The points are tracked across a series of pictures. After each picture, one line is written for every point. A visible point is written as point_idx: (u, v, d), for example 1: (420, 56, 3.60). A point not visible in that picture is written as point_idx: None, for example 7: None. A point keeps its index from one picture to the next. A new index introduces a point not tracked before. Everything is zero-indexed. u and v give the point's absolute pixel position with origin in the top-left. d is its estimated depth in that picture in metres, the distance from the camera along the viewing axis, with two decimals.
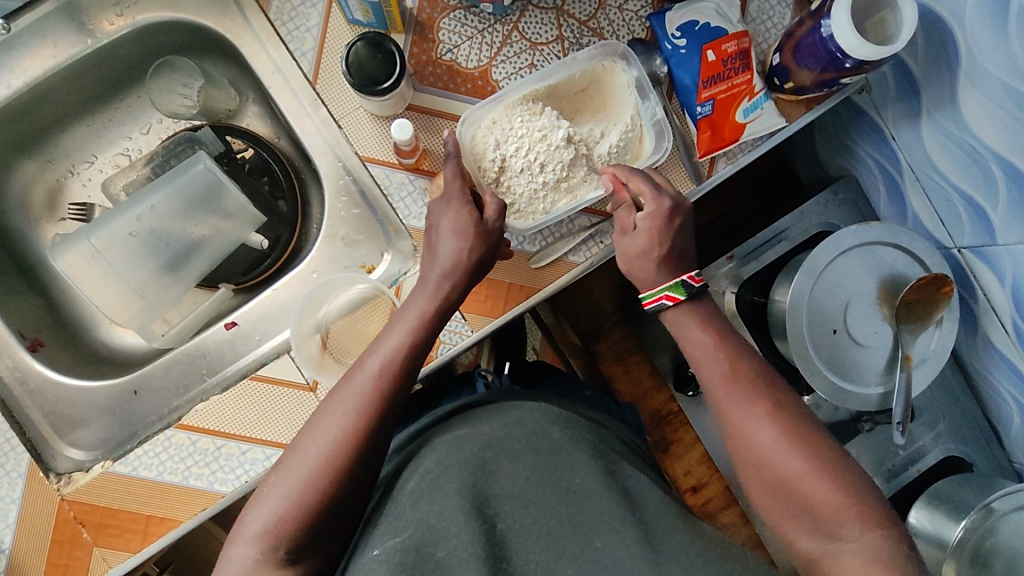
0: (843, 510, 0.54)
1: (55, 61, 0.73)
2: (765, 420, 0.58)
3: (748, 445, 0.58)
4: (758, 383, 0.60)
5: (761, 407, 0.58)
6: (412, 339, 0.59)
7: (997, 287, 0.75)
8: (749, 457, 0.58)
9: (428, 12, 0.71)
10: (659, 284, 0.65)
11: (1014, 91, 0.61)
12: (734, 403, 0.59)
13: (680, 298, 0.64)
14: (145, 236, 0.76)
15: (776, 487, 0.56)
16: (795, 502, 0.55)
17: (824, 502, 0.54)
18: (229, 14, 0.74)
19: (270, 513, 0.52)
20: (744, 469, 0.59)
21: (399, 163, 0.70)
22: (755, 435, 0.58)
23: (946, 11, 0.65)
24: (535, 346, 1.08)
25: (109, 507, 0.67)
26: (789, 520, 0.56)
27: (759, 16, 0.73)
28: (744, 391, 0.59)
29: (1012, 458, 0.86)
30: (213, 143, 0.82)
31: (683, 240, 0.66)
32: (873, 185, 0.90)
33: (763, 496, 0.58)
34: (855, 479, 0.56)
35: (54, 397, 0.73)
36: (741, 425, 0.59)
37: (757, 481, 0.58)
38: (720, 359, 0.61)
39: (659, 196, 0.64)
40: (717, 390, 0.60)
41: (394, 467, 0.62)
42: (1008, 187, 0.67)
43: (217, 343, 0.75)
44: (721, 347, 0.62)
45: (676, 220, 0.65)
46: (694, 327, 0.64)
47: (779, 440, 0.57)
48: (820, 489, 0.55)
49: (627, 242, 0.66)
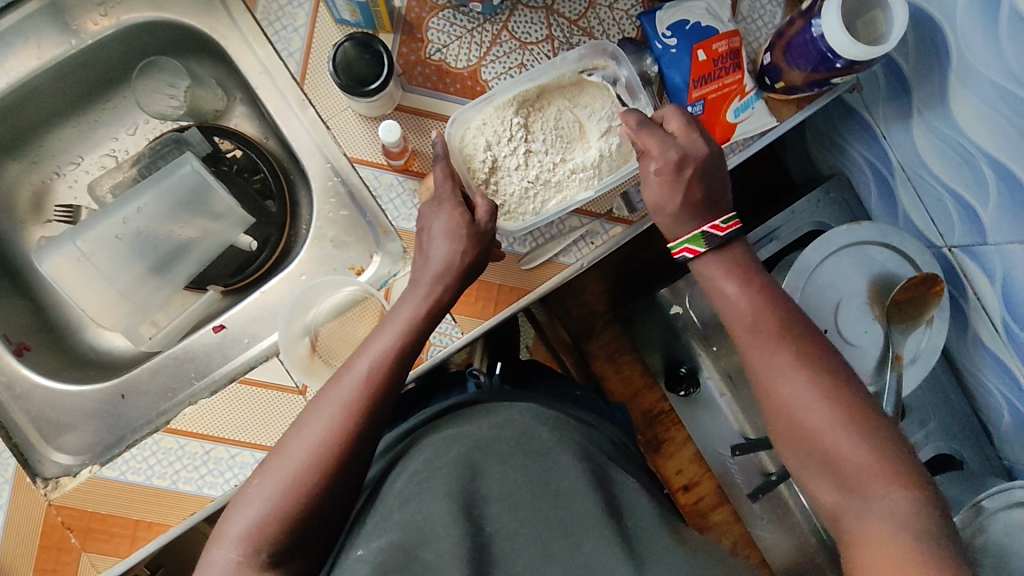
0: (872, 469, 0.54)
1: (39, 61, 0.72)
2: (801, 376, 0.57)
3: (780, 400, 0.58)
4: (795, 339, 0.59)
5: (798, 360, 0.58)
6: (401, 342, 0.59)
7: (987, 286, 0.75)
8: (781, 412, 0.58)
9: (416, 12, 0.70)
10: (679, 237, 0.64)
11: (1004, 91, 0.61)
12: (769, 356, 0.59)
13: (699, 249, 0.63)
14: (132, 239, 0.75)
15: (807, 442, 0.56)
16: (825, 458, 0.56)
17: (854, 459, 0.54)
18: (215, 14, 0.73)
19: (255, 515, 0.51)
20: (775, 423, 0.59)
21: (388, 165, 0.70)
22: (790, 388, 0.57)
23: (937, 11, 0.65)
24: (528, 344, 1.10)
25: (97, 512, 0.67)
26: (819, 477, 0.56)
27: (750, 15, 0.73)
28: (779, 347, 0.59)
29: (1001, 455, 0.87)
30: (200, 144, 0.82)
31: (703, 189, 0.63)
32: (865, 183, 0.90)
33: (793, 448, 0.58)
34: (888, 438, 0.55)
35: (41, 402, 0.73)
36: (776, 380, 0.58)
37: (789, 436, 0.58)
38: (754, 313, 0.60)
39: (668, 148, 0.62)
40: (753, 344, 0.60)
41: (380, 471, 0.60)
42: (998, 187, 0.67)
43: (206, 346, 0.75)
44: (758, 301, 0.61)
45: (687, 168, 0.62)
46: (730, 277, 0.62)
47: (815, 396, 0.56)
48: (850, 446, 0.55)
49: (646, 195, 0.64)
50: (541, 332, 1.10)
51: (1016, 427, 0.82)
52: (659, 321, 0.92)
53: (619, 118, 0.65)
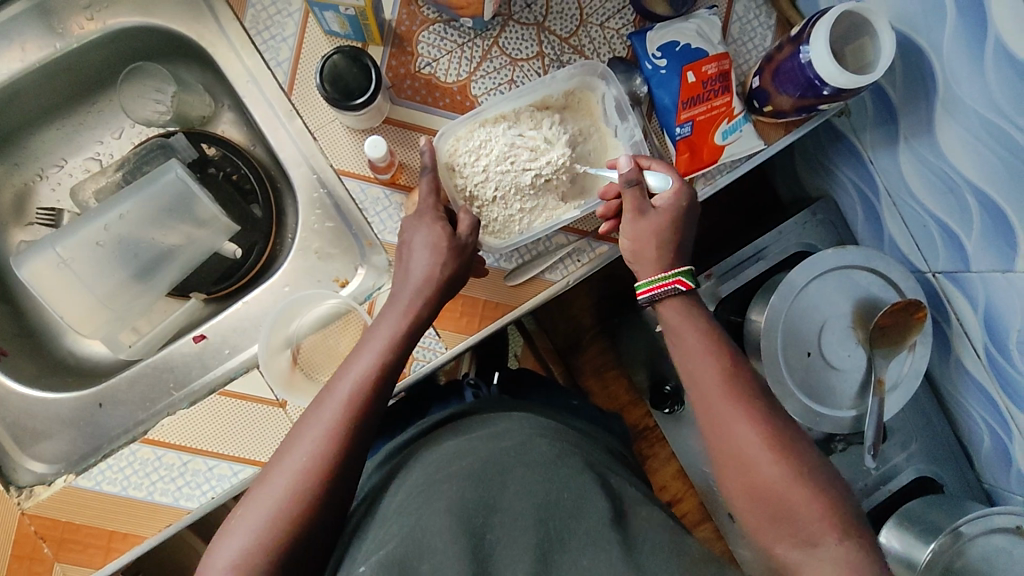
0: (824, 518, 0.52)
1: (22, 63, 0.71)
2: (752, 423, 0.56)
3: (729, 447, 0.56)
4: (749, 386, 0.58)
5: (751, 408, 0.56)
6: (381, 362, 0.58)
7: (969, 311, 0.76)
8: (731, 457, 0.56)
9: (407, 25, 0.70)
10: (667, 270, 0.63)
11: (991, 124, 0.61)
12: (720, 405, 0.57)
13: (689, 285, 0.63)
14: (113, 245, 0.75)
15: (759, 493, 0.54)
16: (774, 509, 0.53)
17: (803, 509, 0.52)
18: (203, 21, 0.72)
19: (240, 546, 0.50)
20: (724, 473, 0.56)
21: (374, 178, 0.69)
22: (740, 436, 0.55)
23: (924, 41, 0.65)
24: (516, 352, 1.06)
25: (71, 522, 0.66)
26: (770, 532, 0.53)
27: (741, 37, 0.73)
28: (730, 390, 0.57)
29: (982, 480, 0.87)
30: (186, 150, 0.82)
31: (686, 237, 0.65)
32: (851, 207, 0.90)
33: (742, 501, 0.55)
34: (835, 489, 0.54)
35: (17, 409, 0.72)
36: (727, 427, 0.56)
37: (736, 488, 0.55)
38: (713, 358, 0.59)
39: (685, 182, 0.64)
40: (705, 387, 0.58)
41: (380, 480, 0.61)
42: (982, 217, 0.67)
43: (185, 357, 0.74)
44: (711, 347, 0.60)
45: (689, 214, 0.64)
46: (687, 323, 0.61)
47: (764, 444, 0.55)
48: (801, 494, 0.53)
49: (643, 223, 0.63)
50: (530, 339, 1.06)
51: (996, 452, 0.82)
52: (645, 337, 0.92)
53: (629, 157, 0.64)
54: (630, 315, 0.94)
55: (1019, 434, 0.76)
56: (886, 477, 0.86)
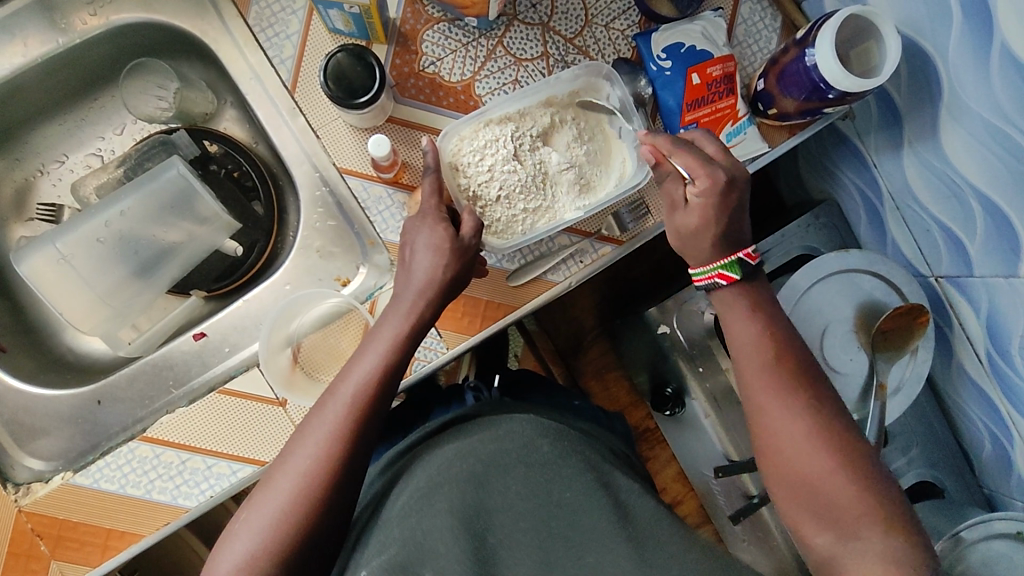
0: (863, 511, 0.53)
1: (25, 58, 0.71)
2: (798, 413, 0.57)
3: (777, 438, 0.57)
4: (802, 378, 0.58)
5: (797, 400, 0.57)
6: (383, 364, 0.58)
7: (971, 316, 0.75)
8: (778, 447, 0.57)
9: (411, 24, 0.70)
10: (709, 262, 0.62)
11: (995, 129, 0.61)
12: (770, 395, 0.58)
13: (733, 277, 0.61)
14: (114, 242, 0.74)
15: (800, 482, 0.55)
16: (818, 500, 0.54)
17: (847, 501, 0.53)
18: (207, 17, 0.72)
19: (245, 549, 0.50)
20: (769, 462, 0.58)
21: (377, 176, 0.69)
22: (784, 425, 0.57)
23: (929, 45, 0.64)
24: (517, 353, 1.05)
25: (68, 519, 0.66)
26: (811, 521, 0.55)
27: (745, 40, 0.73)
28: (784, 380, 0.58)
29: (983, 485, 0.87)
30: (188, 147, 0.81)
31: (739, 216, 0.61)
32: (855, 210, 0.90)
33: (781, 488, 0.57)
34: (880, 481, 0.55)
35: (15, 405, 0.71)
36: (775, 417, 0.57)
37: (781, 477, 0.57)
38: (763, 347, 0.59)
39: (710, 171, 0.60)
40: (756, 376, 0.59)
41: (382, 485, 0.60)
42: (986, 223, 0.67)
43: (185, 354, 0.74)
44: (765, 337, 0.60)
45: (728, 197, 0.60)
46: (736, 311, 0.61)
47: (813, 436, 0.56)
48: (846, 487, 0.54)
49: (679, 218, 0.63)
50: (531, 340, 1.06)
51: (996, 458, 0.82)
52: (646, 339, 0.92)
53: (646, 140, 0.62)
54: (632, 317, 0.94)
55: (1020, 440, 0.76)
56: None
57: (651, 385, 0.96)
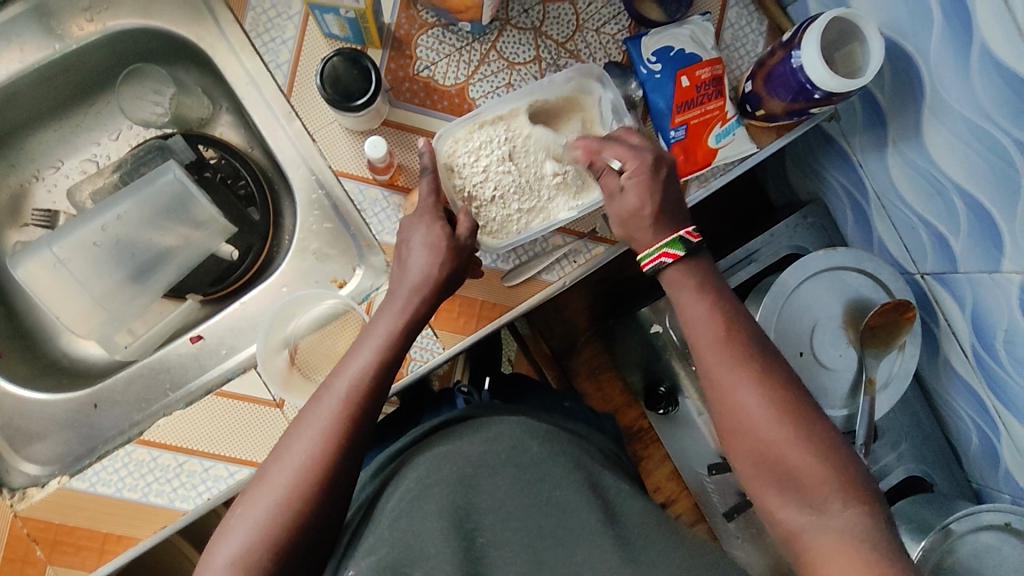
0: (829, 483, 0.54)
1: (22, 64, 0.72)
2: (757, 389, 0.57)
3: (733, 412, 0.58)
4: (756, 351, 0.59)
5: (756, 376, 0.58)
6: (378, 359, 0.58)
7: (957, 312, 0.77)
8: (737, 424, 0.57)
9: (406, 29, 0.71)
10: (657, 242, 0.63)
11: (977, 128, 0.63)
12: (724, 369, 0.59)
13: (678, 254, 0.63)
14: (110, 246, 0.75)
15: (765, 457, 0.56)
16: (777, 469, 0.55)
17: (811, 472, 0.54)
18: (203, 23, 0.73)
19: (240, 542, 0.51)
20: (728, 434, 0.59)
21: (373, 179, 0.70)
22: (745, 402, 0.57)
23: (912, 47, 0.66)
24: (511, 357, 1.08)
25: (65, 523, 0.66)
26: (772, 492, 0.56)
27: (733, 44, 0.75)
28: (737, 355, 0.59)
29: (970, 478, 0.89)
30: (185, 151, 0.82)
31: (672, 190, 0.65)
32: (841, 210, 0.92)
33: (747, 465, 0.57)
34: (841, 452, 0.56)
35: (11, 410, 0.71)
36: (733, 393, 0.58)
37: (747, 453, 0.57)
38: (718, 326, 0.60)
39: (637, 152, 0.64)
40: (710, 353, 0.60)
41: (374, 489, 0.60)
42: (969, 220, 0.69)
43: (182, 357, 0.74)
44: (718, 316, 0.61)
45: (660, 171, 0.64)
46: (689, 295, 0.62)
47: (767, 407, 0.56)
48: (806, 458, 0.55)
49: (619, 202, 0.65)
50: (524, 345, 1.08)
51: (984, 452, 0.84)
52: (639, 339, 0.93)
53: (580, 141, 0.67)
54: (625, 317, 0.95)
55: (1006, 433, 0.78)
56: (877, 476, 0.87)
57: (644, 385, 0.97)
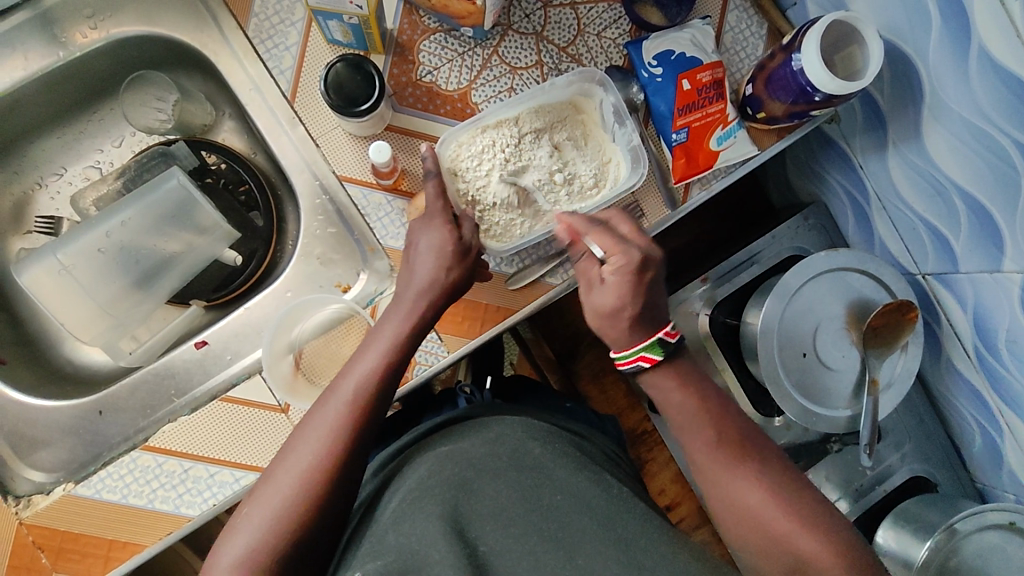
0: (836, 563, 0.53)
1: (25, 72, 0.72)
2: (750, 477, 0.57)
3: (735, 506, 0.57)
4: (741, 438, 0.60)
5: (747, 463, 0.58)
6: (384, 363, 0.59)
7: (958, 311, 0.77)
8: (738, 515, 0.57)
9: (408, 34, 0.71)
10: (633, 346, 0.62)
11: (976, 129, 0.64)
12: (714, 460, 0.59)
13: (657, 358, 0.62)
14: (114, 252, 0.75)
15: (769, 546, 0.55)
16: (786, 563, 0.54)
17: (817, 556, 0.53)
18: (207, 30, 0.73)
19: (246, 542, 0.51)
20: (730, 527, 0.58)
21: (377, 183, 0.70)
22: (742, 492, 0.57)
23: (911, 49, 0.67)
24: (512, 360, 1.08)
25: (71, 531, 0.65)
26: None
27: (733, 47, 0.75)
28: (726, 448, 0.59)
29: (974, 478, 0.89)
30: (188, 158, 0.81)
31: (656, 295, 0.62)
32: (842, 211, 0.92)
33: (753, 557, 0.56)
34: (842, 529, 0.55)
35: (16, 417, 0.71)
36: (726, 484, 0.58)
37: (751, 546, 0.56)
38: (699, 421, 0.61)
39: (624, 248, 0.61)
40: (700, 450, 0.60)
41: (375, 487, 0.60)
42: (969, 219, 0.69)
43: (187, 363, 0.74)
44: (696, 403, 0.62)
45: (644, 273, 0.61)
46: (670, 391, 0.62)
47: (766, 497, 0.56)
48: (809, 542, 0.54)
49: (595, 297, 0.63)
50: (526, 349, 1.08)
51: (987, 451, 0.84)
52: None
53: (566, 220, 0.64)
54: None
55: (1009, 433, 0.78)
56: (881, 476, 0.88)
57: None
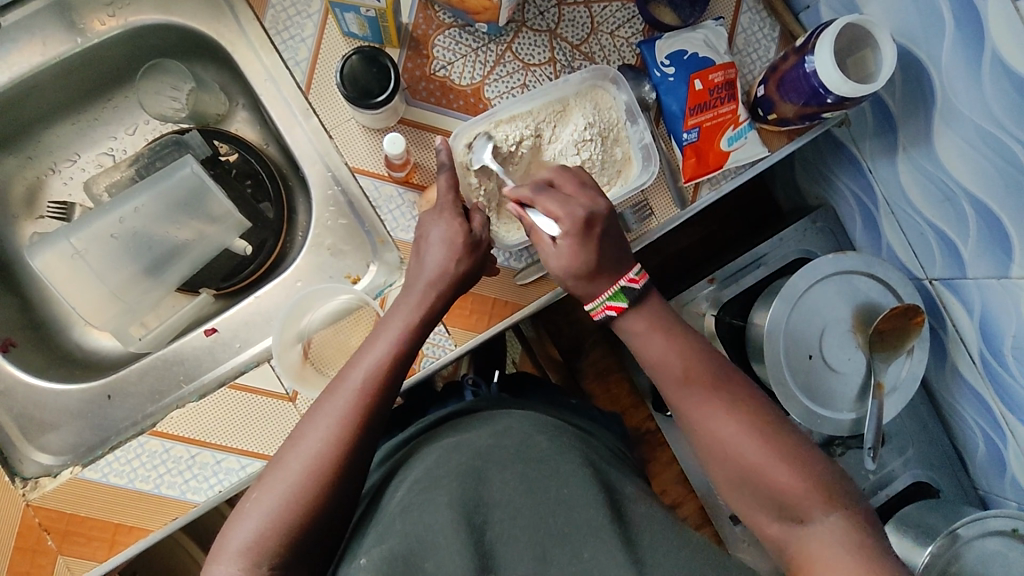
0: (811, 497, 0.54)
1: (42, 58, 0.73)
2: (727, 415, 0.58)
3: (713, 442, 0.58)
4: (718, 379, 0.60)
5: (724, 401, 0.58)
6: (394, 352, 0.59)
7: (965, 317, 0.77)
8: (717, 452, 0.58)
9: (423, 29, 0.72)
10: (599, 296, 0.63)
11: (987, 133, 0.64)
12: (695, 399, 0.59)
13: (620, 306, 0.62)
14: (127, 239, 0.75)
15: (745, 481, 0.56)
16: (762, 494, 0.55)
17: (791, 489, 0.54)
18: (224, 21, 0.74)
19: (255, 527, 0.51)
20: (710, 461, 0.59)
21: (389, 176, 0.70)
22: (719, 429, 0.57)
23: (924, 54, 0.67)
24: (515, 359, 1.10)
25: (76, 513, 0.66)
26: (759, 512, 0.56)
27: (745, 48, 0.76)
28: (702, 393, 0.59)
29: (976, 486, 0.89)
30: (200, 147, 0.82)
31: (608, 250, 0.62)
32: (849, 216, 0.92)
33: (732, 490, 0.58)
34: (819, 464, 0.56)
35: (25, 400, 0.72)
36: (704, 423, 0.58)
37: (729, 478, 0.57)
38: (677, 363, 0.61)
39: (570, 211, 0.60)
40: (678, 395, 0.60)
41: (380, 478, 0.60)
42: (979, 225, 0.70)
43: (196, 349, 0.74)
44: (674, 346, 0.62)
45: (594, 226, 0.61)
46: (648, 334, 0.62)
47: (746, 435, 0.57)
48: (784, 477, 0.55)
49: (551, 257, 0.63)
50: (528, 348, 1.11)
51: (990, 458, 0.84)
52: None
53: (512, 194, 0.64)
54: None
55: (1013, 440, 0.78)
56: (883, 481, 0.88)
57: (653, 387, 0.97)
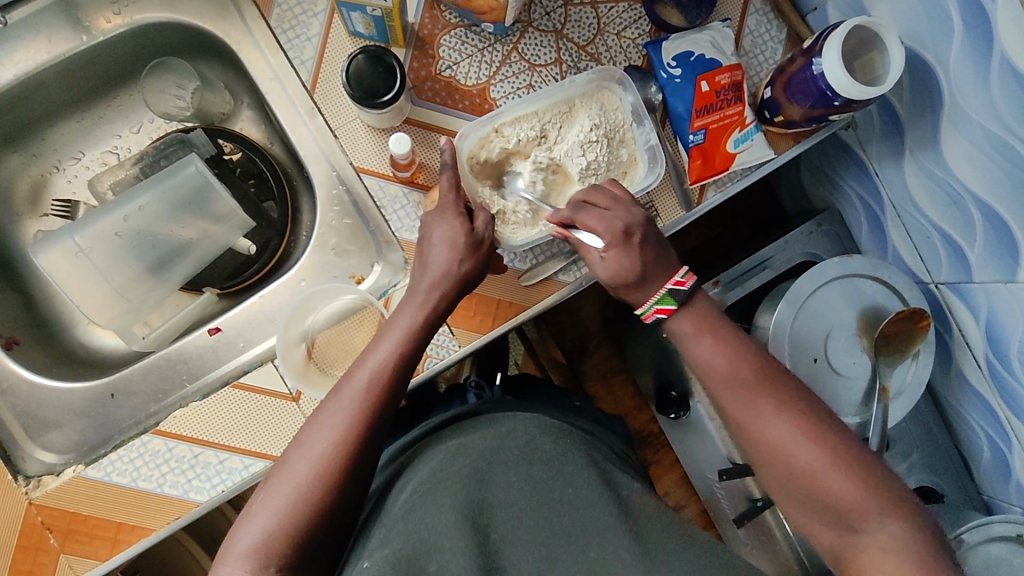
0: (867, 502, 0.53)
1: (47, 55, 0.73)
2: (780, 417, 0.56)
3: (765, 444, 0.57)
4: (771, 379, 0.58)
5: (775, 403, 0.57)
6: (398, 353, 0.59)
7: (970, 321, 0.77)
8: (769, 455, 0.57)
9: (429, 28, 0.71)
10: (647, 300, 0.63)
11: (995, 137, 0.64)
12: (746, 399, 0.58)
13: (670, 309, 0.62)
14: (131, 237, 0.75)
15: (797, 484, 0.55)
16: (816, 499, 0.55)
17: (847, 495, 0.53)
18: (229, 20, 0.74)
19: (261, 528, 0.51)
20: (761, 463, 0.58)
21: (394, 176, 0.70)
22: (772, 432, 0.56)
23: (931, 56, 0.67)
24: (517, 360, 1.09)
25: (79, 512, 0.66)
26: (812, 515, 0.56)
27: (752, 50, 0.75)
28: (754, 395, 0.57)
29: (980, 491, 0.88)
30: (205, 146, 0.82)
31: (654, 256, 0.63)
32: (856, 218, 0.92)
33: (783, 493, 0.57)
34: (876, 469, 0.55)
35: (28, 398, 0.72)
36: (755, 424, 0.57)
37: (780, 480, 0.57)
38: (724, 363, 0.59)
39: (608, 227, 0.61)
40: (728, 395, 0.59)
41: (385, 479, 0.60)
42: (985, 228, 0.69)
43: (200, 348, 0.74)
44: (721, 346, 0.60)
45: (637, 239, 0.62)
46: (696, 334, 0.61)
47: (800, 439, 0.55)
48: (839, 483, 0.54)
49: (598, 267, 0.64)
50: (531, 348, 1.08)
51: (995, 463, 0.84)
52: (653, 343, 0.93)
53: (552, 218, 0.65)
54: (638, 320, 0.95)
55: (1018, 444, 0.77)
56: None
57: (656, 389, 0.97)
